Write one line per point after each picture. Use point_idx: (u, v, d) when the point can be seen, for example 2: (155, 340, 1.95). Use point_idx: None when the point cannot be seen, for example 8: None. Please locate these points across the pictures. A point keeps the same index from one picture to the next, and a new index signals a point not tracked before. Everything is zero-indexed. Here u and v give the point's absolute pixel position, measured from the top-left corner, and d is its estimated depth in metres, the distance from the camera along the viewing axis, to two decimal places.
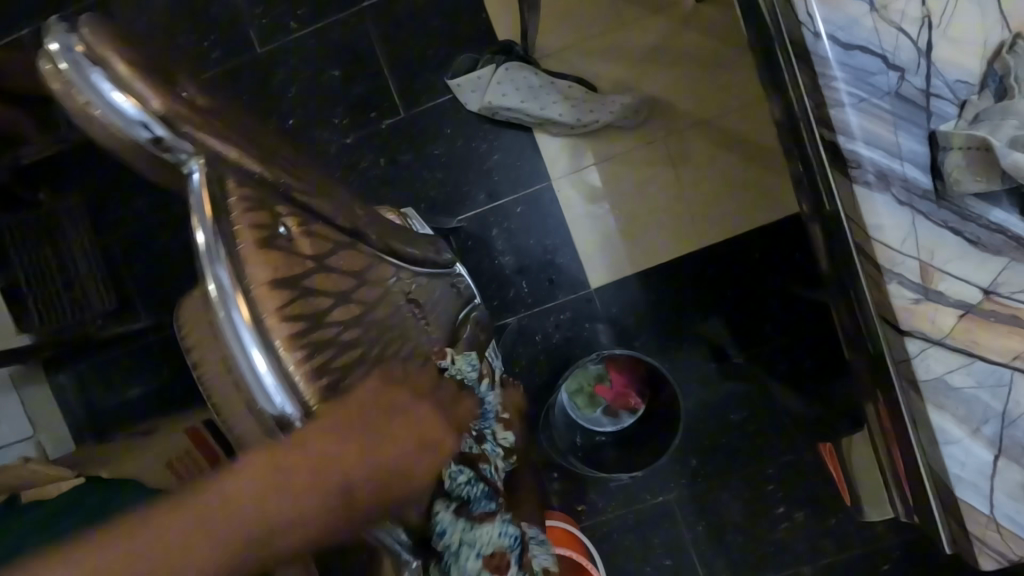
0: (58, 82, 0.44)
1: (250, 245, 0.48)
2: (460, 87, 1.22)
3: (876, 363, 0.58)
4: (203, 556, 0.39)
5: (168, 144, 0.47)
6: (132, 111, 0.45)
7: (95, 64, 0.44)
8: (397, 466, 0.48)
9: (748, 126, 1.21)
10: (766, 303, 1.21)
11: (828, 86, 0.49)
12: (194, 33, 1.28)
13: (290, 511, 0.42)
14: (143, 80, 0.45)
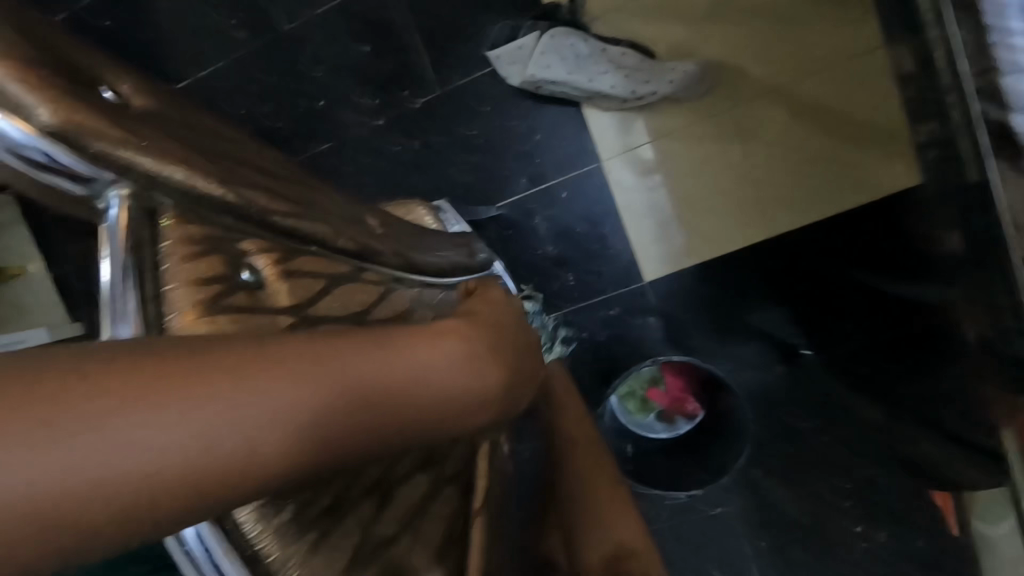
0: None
1: (179, 288, 0.40)
2: (500, 59, 1.10)
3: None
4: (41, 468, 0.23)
5: (67, 171, 0.36)
6: (18, 135, 0.34)
7: None
8: (477, 389, 0.41)
9: (835, 92, 1.03)
10: (845, 298, 1.05)
11: (1003, 44, 0.36)
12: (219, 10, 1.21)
13: (343, 407, 0.33)
14: (28, 89, 0.33)
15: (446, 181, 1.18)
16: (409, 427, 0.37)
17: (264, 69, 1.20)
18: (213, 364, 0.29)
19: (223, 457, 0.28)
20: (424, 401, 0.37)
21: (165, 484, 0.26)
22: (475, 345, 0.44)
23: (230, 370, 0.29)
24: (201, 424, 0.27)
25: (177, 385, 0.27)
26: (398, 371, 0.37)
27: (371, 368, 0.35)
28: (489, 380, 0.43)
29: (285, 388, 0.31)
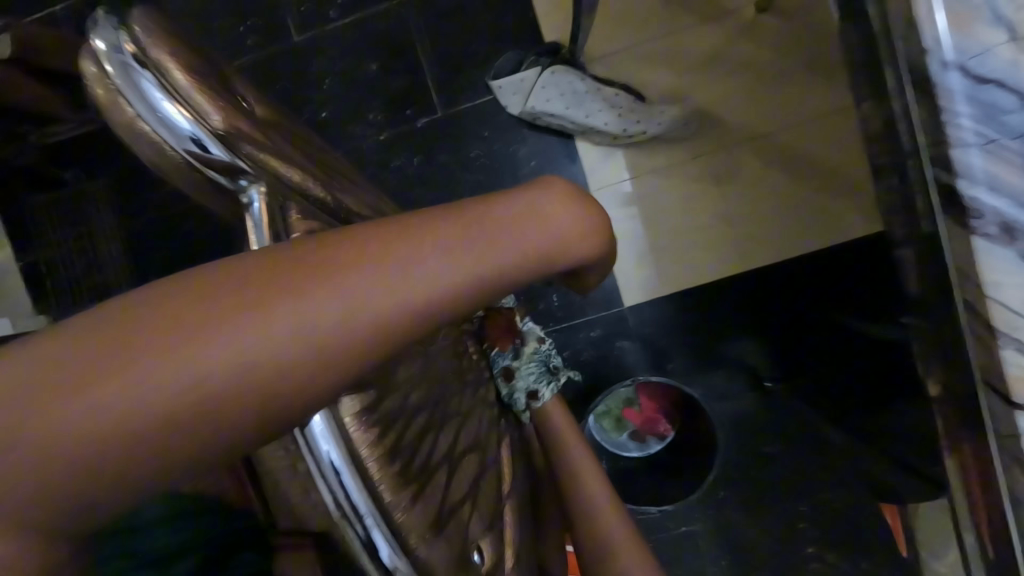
0: (112, 102, 0.36)
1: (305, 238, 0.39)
2: (502, 89, 1.15)
3: (963, 412, 0.51)
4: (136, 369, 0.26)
5: (219, 165, 0.36)
6: (187, 125, 0.34)
7: (146, 67, 0.34)
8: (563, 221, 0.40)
9: (805, 145, 1.14)
10: (810, 332, 1.15)
11: (952, 123, 0.44)
12: (231, 17, 1.26)
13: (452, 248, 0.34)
14: (204, 91, 0.35)
15: (441, 198, 1.22)
16: (525, 272, 0.39)
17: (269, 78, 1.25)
18: (265, 274, 0.29)
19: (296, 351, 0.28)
20: (533, 247, 0.38)
21: (232, 407, 0.27)
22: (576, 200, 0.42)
23: (318, 267, 0.30)
24: (265, 360, 0.28)
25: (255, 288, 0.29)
26: (492, 234, 0.36)
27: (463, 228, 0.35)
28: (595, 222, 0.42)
29: (382, 258, 0.31)
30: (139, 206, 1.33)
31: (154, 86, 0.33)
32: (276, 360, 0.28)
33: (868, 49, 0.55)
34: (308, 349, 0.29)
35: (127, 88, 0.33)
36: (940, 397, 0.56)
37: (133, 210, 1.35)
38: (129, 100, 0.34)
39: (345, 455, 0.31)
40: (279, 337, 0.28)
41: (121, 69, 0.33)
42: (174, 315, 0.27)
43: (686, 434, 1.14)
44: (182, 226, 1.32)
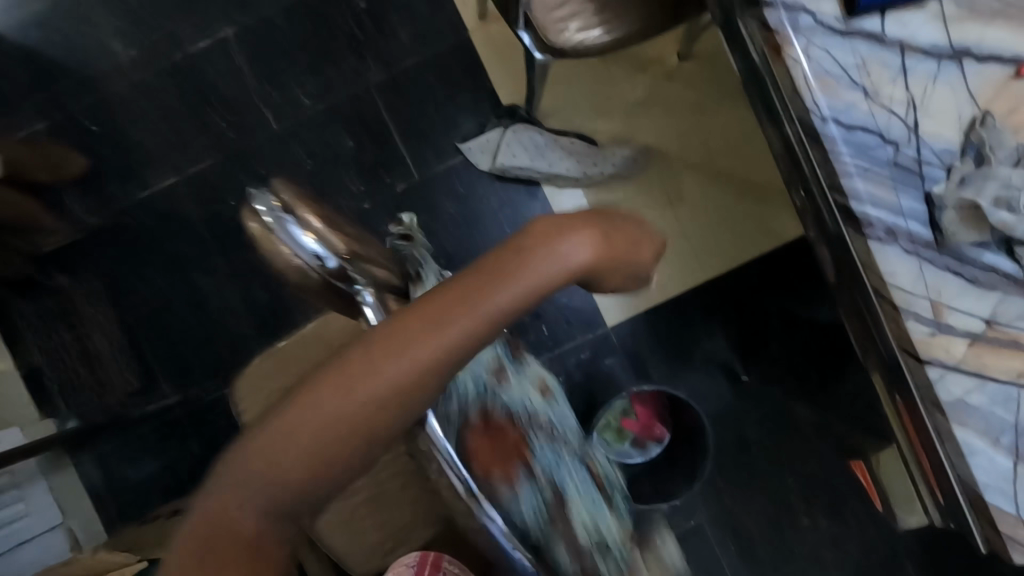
0: (264, 236, 0.47)
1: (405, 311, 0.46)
2: (472, 150, 1.32)
3: (890, 373, 0.65)
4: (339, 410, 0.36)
5: (337, 272, 0.46)
6: (316, 247, 0.46)
7: (290, 216, 0.47)
8: (620, 260, 0.47)
9: (738, 165, 1.32)
10: (769, 325, 1.29)
11: (838, 160, 0.58)
12: (210, 114, 1.36)
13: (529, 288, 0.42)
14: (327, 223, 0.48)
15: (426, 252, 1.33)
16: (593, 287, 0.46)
17: (252, 165, 1.36)
18: (412, 332, 0.38)
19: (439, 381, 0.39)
20: (586, 268, 0.44)
21: (389, 425, 0.38)
22: (625, 225, 0.49)
23: (450, 317, 0.39)
24: (377, 399, 0.37)
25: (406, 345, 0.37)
26: (547, 259, 0.41)
27: (516, 260, 0.41)
28: (643, 253, 0.50)
29: (451, 301, 0.39)
30: (134, 298, 1.38)
31: (298, 227, 0.46)
32: (385, 396, 0.37)
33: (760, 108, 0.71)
34: (448, 376, 0.39)
35: (282, 232, 0.46)
36: (871, 364, 0.70)
37: (125, 303, 1.38)
38: (279, 238, 0.46)
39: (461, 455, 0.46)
40: (392, 378, 0.37)
41: (276, 220, 0.46)
42: (355, 370, 0.37)
43: (680, 432, 1.25)
44: (179, 311, 1.37)
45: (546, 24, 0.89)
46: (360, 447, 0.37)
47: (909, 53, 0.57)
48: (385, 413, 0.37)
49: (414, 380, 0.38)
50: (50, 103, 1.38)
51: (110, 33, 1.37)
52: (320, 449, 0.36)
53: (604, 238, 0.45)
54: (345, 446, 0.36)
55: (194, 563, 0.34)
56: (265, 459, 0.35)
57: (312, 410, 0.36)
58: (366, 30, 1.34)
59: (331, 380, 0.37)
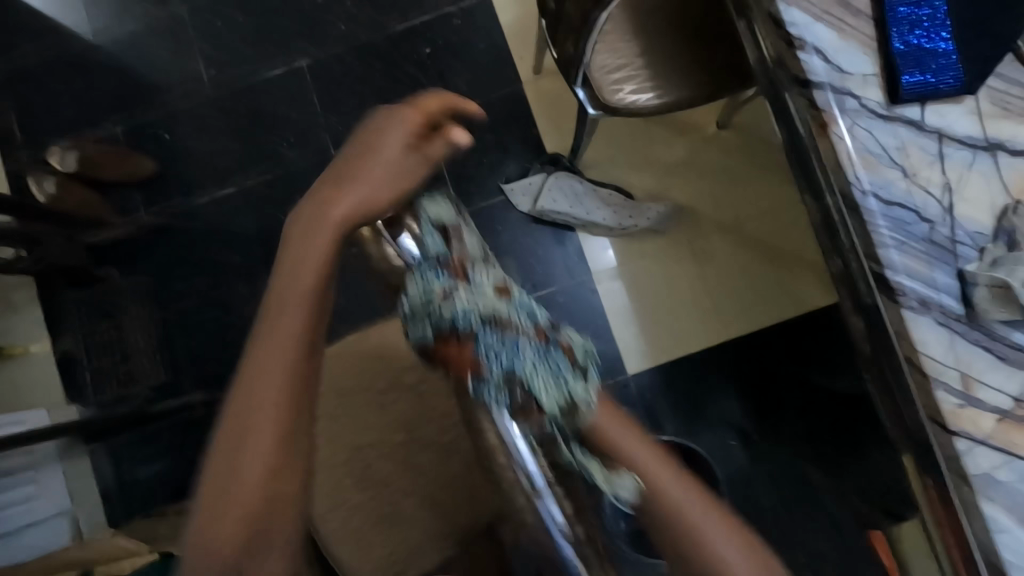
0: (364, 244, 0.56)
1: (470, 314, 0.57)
2: (513, 190, 1.37)
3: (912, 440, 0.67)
4: (268, 360, 0.51)
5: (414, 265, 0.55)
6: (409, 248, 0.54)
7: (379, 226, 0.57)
8: (374, 148, 0.54)
9: (768, 230, 1.36)
10: (789, 390, 1.30)
11: (875, 232, 0.63)
12: (274, 134, 1.46)
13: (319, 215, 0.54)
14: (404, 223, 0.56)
15: None
16: (376, 169, 0.54)
17: (306, 184, 1.44)
18: (278, 292, 0.53)
19: (303, 307, 0.53)
20: (346, 210, 0.53)
21: (291, 349, 0.52)
22: (367, 136, 0.56)
23: (280, 275, 0.54)
24: (280, 356, 0.51)
25: (278, 305, 0.53)
26: (325, 214, 0.53)
27: (300, 225, 0.54)
28: (395, 147, 0.54)
29: (284, 281, 0.54)
30: (175, 297, 1.44)
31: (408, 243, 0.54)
32: (282, 348, 0.52)
33: (799, 179, 0.76)
34: (303, 293, 0.53)
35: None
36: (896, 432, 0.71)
37: (166, 302, 1.44)
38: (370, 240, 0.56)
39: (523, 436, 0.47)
40: (286, 316, 0.52)
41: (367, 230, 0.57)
42: (262, 332, 0.53)
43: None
44: (216, 314, 1.43)
45: (601, 84, 0.97)
46: (288, 395, 0.51)
47: (946, 141, 0.62)
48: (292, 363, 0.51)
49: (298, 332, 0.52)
50: (129, 110, 1.49)
51: (194, 54, 1.49)
52: (266, 416, 0.50)
53: (367, 153, 0.54)
54: (274, 398, 0.50)
55: (215, 508, 0.47)
56: (229, 459, 0.49)
57: (247, 370, 0.52)
58: (428, 74, 1.45)
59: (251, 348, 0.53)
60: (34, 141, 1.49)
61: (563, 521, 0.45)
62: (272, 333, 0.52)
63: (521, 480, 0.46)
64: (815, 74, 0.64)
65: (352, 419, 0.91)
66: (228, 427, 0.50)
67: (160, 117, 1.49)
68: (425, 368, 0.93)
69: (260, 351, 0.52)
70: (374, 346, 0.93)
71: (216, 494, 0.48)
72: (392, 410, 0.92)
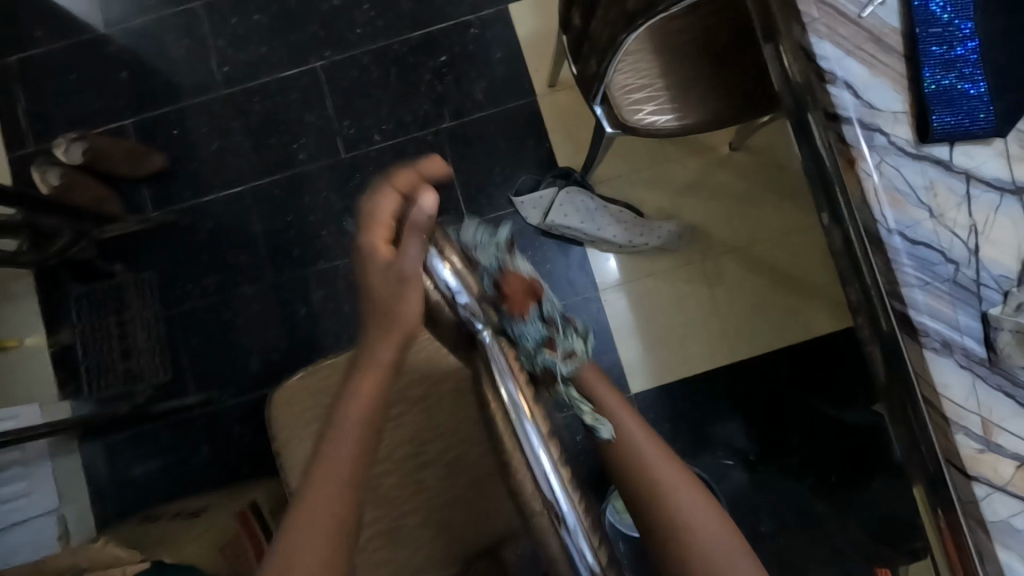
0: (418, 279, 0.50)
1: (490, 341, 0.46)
2: (523, 204, 1.32)
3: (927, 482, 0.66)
4: (349, 431, 0.47)
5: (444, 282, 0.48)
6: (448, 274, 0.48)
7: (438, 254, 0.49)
8: (373, 258, 0.48)
9: (777, 255, 1.36)
10: (792, 416, 1.30)
11: (900, 270, 0.62)
12: (286, 135, 1.45)
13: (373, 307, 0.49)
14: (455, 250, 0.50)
15: None
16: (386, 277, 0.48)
17: (315, 187, 1.43)
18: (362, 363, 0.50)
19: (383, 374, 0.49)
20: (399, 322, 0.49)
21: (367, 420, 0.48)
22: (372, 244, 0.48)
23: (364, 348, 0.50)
24: (339, 480, 0.45)
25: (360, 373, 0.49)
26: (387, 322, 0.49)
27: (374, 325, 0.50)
28: (375, 274, 0.48)
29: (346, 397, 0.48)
30: (176, 295, 1.42)
31: (439, 264, 0.48)
32: (339, 468, 0.45)
33: (824, 213, 0.75)
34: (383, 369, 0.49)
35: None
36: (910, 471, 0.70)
37: (167, 299, 1.42)
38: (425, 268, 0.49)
39: (546, 453, 0.39)
40: (369, 383, 0.49)
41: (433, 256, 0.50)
42: (344, 398, 0.49)
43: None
44: (217, 315, 1.41)
45: (621, 102, 0.96)
46: (340, 525, 0.44)
47: (975, 183, 0.62)
48: (350, 490, 0.45)
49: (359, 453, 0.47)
50: (139, 103, 1.48)
51: (208, 51, 1.48)
52: (315, 550, 0.42)
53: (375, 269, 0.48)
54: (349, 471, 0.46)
55: None
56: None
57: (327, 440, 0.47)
58: (444, 81, 1.44)
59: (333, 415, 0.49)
60: (43, 130, 1.47)
61: (595, 562, 0.37)
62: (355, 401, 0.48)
63: (544, 506, 0.38)
64: (844, 108, 0.64)
65: None
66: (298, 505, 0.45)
67: (171, 112, 1.47)
68: (433, 384, 0.91)
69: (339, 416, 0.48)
70: None
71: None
72: (398, 424, 0.90)
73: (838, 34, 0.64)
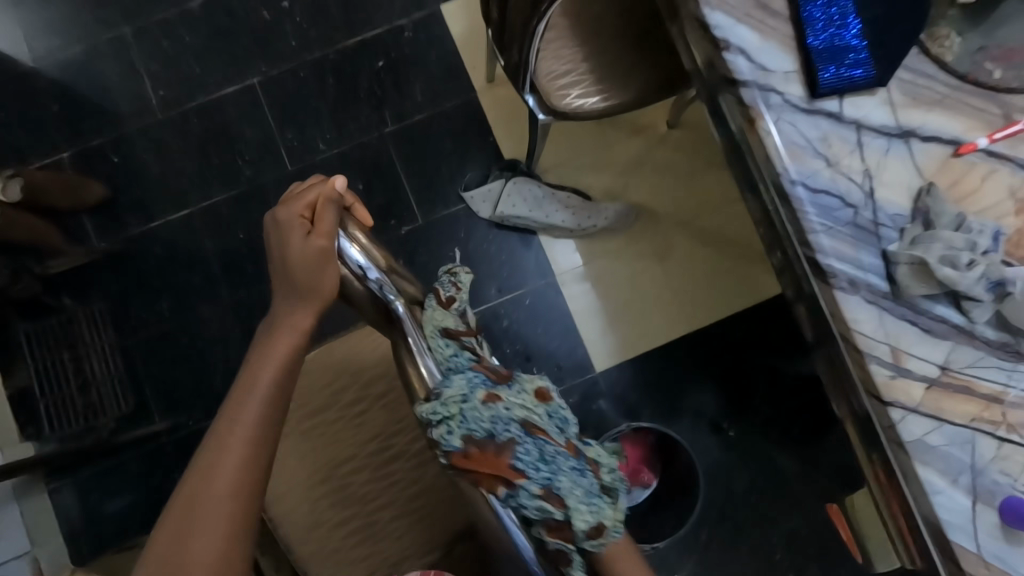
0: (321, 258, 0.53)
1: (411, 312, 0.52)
2: (473, 199, 1.39)
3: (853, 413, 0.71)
4: (255, 387, 0.53)
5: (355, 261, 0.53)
6: (359, 256, 0.53)
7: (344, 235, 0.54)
8: (289, 239, 0.53)
9: (722, 223, 1.40)
10: (751, 377, 1.34)
11: (804, 219, 0.66)
12: (230, 152, 1.45)
13: (285, 288, 0.55)
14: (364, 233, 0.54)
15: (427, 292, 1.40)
16: (301, 258, 0.53)
17: (265, 201, 1.43)
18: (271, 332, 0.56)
19: (292, 342, 0.56)
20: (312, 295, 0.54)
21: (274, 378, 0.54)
22: (286, 232, 0.54)
23: (274, 320, 0.57)
24: (241, 451, 0.50)
25: (268, 340, 0.56)
26: (302, 295, 0.54)
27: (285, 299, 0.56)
28: (295, 244, 0.53)
29: (249, 373, 0.54)
30: (135, 324, 1.41)
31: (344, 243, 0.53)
32: (245, 433, 0.51)
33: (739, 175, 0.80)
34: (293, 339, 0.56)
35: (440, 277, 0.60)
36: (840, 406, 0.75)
37: (125, 329, 1.40)
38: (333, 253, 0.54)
39: (457, 436, 0.46)
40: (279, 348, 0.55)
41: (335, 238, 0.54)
42: (253, 362, 0.55)
43: (674, 475, 1.26)
44: (179, 339, 1.40)
45: (549, 89, 0.99)
46: (248, 477, 0.49)
47: (864, 131, 0.66)
48: (252, 458, 0.50)
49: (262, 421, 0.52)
50: (75, 134, 1.46)
51: (141, 75, 1.47)
52: (220, 497, 0.48)
53: (289, 252, 0.53)
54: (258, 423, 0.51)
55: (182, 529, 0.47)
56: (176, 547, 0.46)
57: (232, 396, 0.53)
58: (383, 85, 1.46)
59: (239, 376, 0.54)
60: None
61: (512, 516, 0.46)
62: (264, 363, 0.54)
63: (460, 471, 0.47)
64: (740, 73, 0.68)
65: (323, 435, 0.91)
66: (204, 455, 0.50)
67: (109, 141, 1.46)
68: (392, 379, 0.93)
69: (247, 376, 0.54)
70: (340, 360, 0.93)
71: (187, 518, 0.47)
72: (362, 422, 0.92)
73: (728, 3, 0.69)
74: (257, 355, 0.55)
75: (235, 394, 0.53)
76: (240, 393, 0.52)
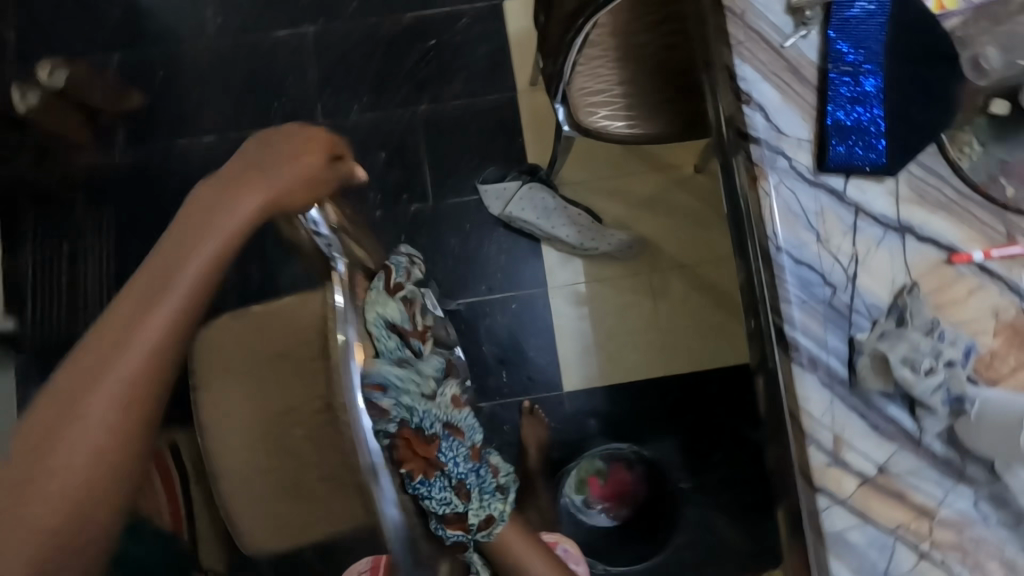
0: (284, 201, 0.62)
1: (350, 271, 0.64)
2: (487, 194, 1.39)
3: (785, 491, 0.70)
4: (172, 276, 0.55)
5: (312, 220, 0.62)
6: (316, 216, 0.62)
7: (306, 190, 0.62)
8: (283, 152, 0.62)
9: (723, 278, 1.39)
10: (713, 436, 1.33)
11: (781, 286, 0.65)
12: (268, 94, 1.48)
13: (237, 185, 0.59)
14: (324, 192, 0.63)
15: None
16: (283, 168, 0.60)
17: None
18: (202, 223, 0.57)
19: (224, 241, 0.57)
20: (264, 201, 0.59)
21: (194, 271, 0.55)
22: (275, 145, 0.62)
23: (210, 210, 0.58)
24: (149, 331, 0.53)
25: (195, 230, 0.57)
26: (260, 199, 0.59)
27: (225, 191, 0.58)
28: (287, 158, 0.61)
29: (173, 257, 0.56)
30: (135, 233, 1.43)
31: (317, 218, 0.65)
32: (157, 317, 0.54)
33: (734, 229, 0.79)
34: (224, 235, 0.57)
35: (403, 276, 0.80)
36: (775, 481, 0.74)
37: (125, 235, 1.43)
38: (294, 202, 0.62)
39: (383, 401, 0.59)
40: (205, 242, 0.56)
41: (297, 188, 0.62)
42: (178, 252, 0.56)
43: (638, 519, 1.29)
44: None
45: (578, 104, 1.00)
46: (148, 356, 0.53)
47: (862, 215, 0.65)
48: (159, 342, 0.54)
49: (184, 299, 0.55)
50: (128, 42, 1.50)
51: (203, 2, 1.51)
52: (123, 367, 0.52)
53: (273, 159, 0.60)
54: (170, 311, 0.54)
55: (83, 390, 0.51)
56: (80, 400, 0.51)
57: (150, 278, 0.55)
58: (428, 66, 1.48)
59: (158, 261, 0.56)
60: (28, 56, 1.50)
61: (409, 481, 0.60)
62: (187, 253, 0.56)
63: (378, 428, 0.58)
64: (754, 129, 0.68)
65: None
66: (114, 329, 0.53)
67: (158, 55, 1.50)
68: None
69: (168, 265, 0.55)
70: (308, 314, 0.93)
71: (88, 380, 0.52)
72: None
73: (759, 59, 0.68)
74: (181, 244, 0.56)
75: (153, 278, 0.55)
76: (159, 280, 0.55)
